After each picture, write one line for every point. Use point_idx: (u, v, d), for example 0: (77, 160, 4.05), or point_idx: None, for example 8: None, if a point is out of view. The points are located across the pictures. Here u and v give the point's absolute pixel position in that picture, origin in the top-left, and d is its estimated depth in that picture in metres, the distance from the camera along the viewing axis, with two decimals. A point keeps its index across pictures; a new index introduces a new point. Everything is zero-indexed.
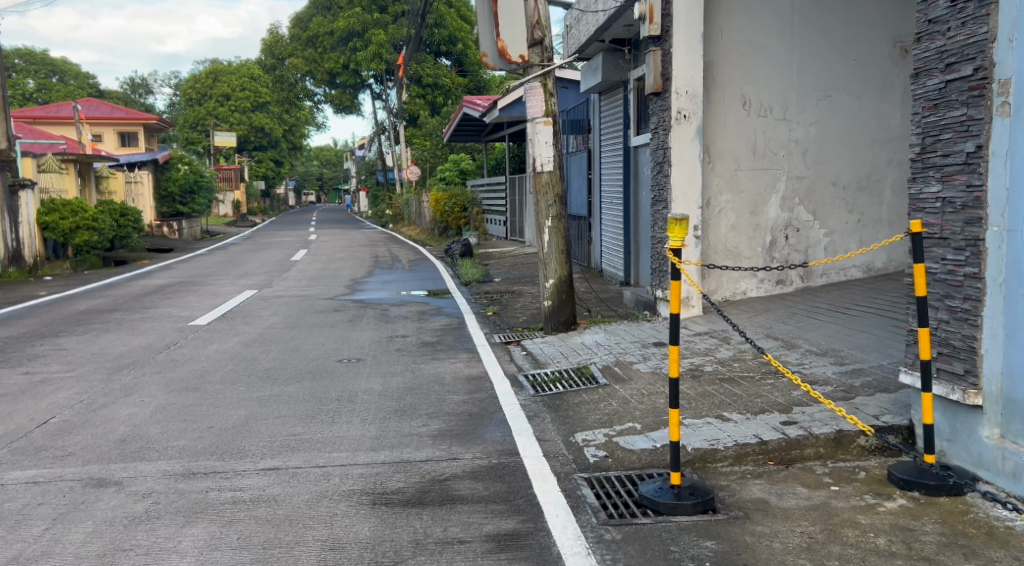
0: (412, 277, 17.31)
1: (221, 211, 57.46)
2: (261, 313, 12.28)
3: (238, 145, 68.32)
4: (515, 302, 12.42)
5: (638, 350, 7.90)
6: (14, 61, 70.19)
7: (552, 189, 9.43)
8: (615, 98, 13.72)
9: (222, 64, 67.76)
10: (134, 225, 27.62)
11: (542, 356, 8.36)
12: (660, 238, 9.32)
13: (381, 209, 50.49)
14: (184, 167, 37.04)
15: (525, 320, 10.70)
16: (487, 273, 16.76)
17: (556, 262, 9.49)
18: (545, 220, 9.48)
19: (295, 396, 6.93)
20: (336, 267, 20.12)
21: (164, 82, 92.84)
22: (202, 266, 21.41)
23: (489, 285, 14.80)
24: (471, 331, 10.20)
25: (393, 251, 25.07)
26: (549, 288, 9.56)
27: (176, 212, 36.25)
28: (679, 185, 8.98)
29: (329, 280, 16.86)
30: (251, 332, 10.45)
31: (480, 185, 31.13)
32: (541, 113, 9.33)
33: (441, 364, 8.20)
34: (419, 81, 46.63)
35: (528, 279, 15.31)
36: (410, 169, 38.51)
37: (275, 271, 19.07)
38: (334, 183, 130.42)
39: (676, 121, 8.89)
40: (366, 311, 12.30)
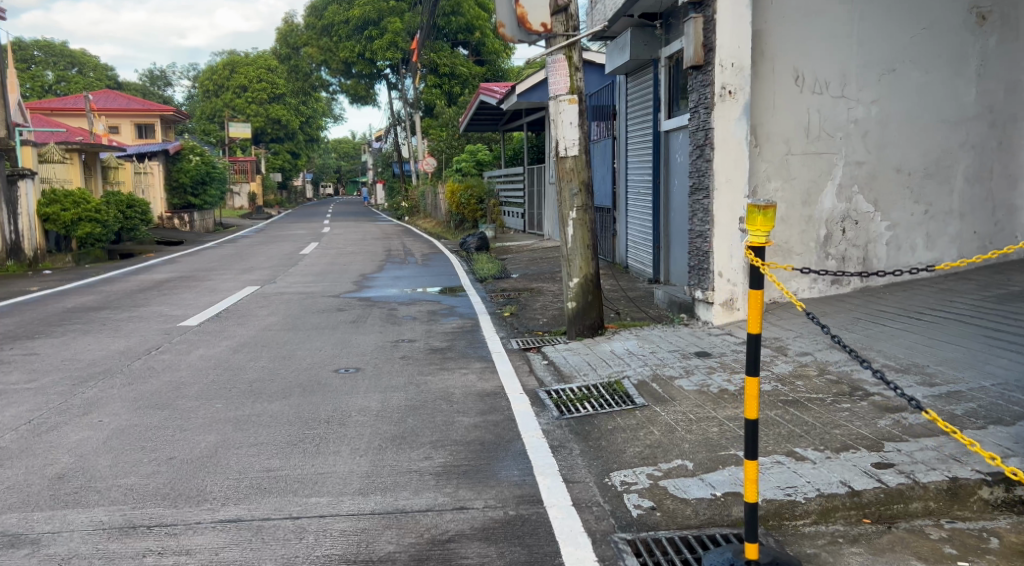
0: (424, 273, 16.25)
1: (236, 204, 56.73)
2: (258, 312, 11.29)
3: (254, 136, 67.64)
4: (534, 301, 11.35)
5: (678, 362, 6.82)
6: (33, 53, 69.83)
7: (577, 176, 8.35)
8: (644, 78, 12.65)
9: (238, 55, 67.05)
10: (141, 217, 26.75)
11: (565, 367, 7.29)
12: (700, 231, 8.23)
13: (397, 202, 49.59)
14: (196, 158, 36.17)
15: (546, 323, 9.63)
16: (503, 269, 15.68)
17: (582, 259, 8.43)
18: (569, 211, 8.41)
19: (279, 417, 5.91)
20: (345, 261, 19.11)
21: (181, 74, 92.46)
22: (207, 260, 20.46)
23: (505, 282, 13.71)
24: (485, 335, 9.14)
25: (406, 245, 24.05)
26: (573, 288, 8.49)
27: (188, 204, 35.39)
28: (722, 171, 7.90)
29: (337, 276, 15.84)
30: (243, 336, 9.46)
31: (497, 176, 30.11)
32: (565, 90, 8.24)
33: (450, 376, 7.16)
34: (436, 71, 45.61)
35: (549, 275, 14.24)
36: (427, 161, 37.52)
37: (282, 265, 18.09)
38: (352, 176, 129.80)
39: (720, 98, 7.82)
40: (372, 311, 11.27)
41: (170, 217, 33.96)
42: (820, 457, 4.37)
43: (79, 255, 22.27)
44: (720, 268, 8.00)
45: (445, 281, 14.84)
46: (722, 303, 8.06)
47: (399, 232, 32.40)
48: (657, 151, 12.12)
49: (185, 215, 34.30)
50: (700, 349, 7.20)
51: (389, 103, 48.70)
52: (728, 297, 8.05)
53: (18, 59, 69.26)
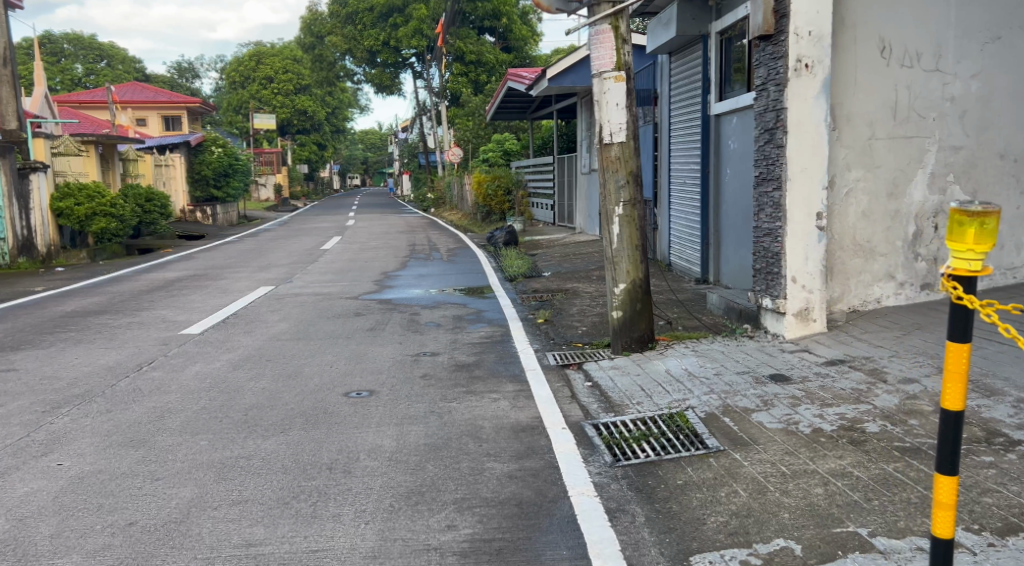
0: (449, 271, 15.20)
1: (262, 196, 56.06)
2: (269, 317, 10.28)
3: (280, 128, 67.01)
4: (570, 305, 10.22)
5: (751, 390, 5.71)
6: (61, 46, 69.74)
7: (624, 165, 7.25)
8: (690, 58, 11.56)
9: (264, 46, 66.43)
10: (162, 210, 25.92)
11: (613, 393, 6.19)
12: (769, 230, 7.08)
13: (422, 194, 48.62)
14: (218, 150, 35.34)
15: (586, 332, 8.48)
16: (534, 267, 14.58)
17: (629, 262, 7.30)
18: (614, 206, 7.29)
19: (271, 460, 4.88)
20: (367, 258, 18.10)
21: (208, 67, 92.34)
22: (224, 256, 19.57)
23: (537, 282, 12.61)
24: (517, 348, 8.03)
25: (432, 239, 23.03)
26: (619, 296, 7.37)
27: (211, 196, 34.58)
28: (797, 158, 6.79)
29: (357, 274, 14.82)
30: (249, 346, 8.46)
31: (526, 166, 29.00)
32: (610, 66, 7.15)
33: (479, 403, 6.09)
34: (462, 58, 44.57)
35: (584, 274, 13.14)
36: (452, 151, 36.50)
37: (300, 262, 17.10)
38: (379, 167, 129.30)
39: (796, 73, 6.69)
40: (393, 317, 10.21)
41: (192, 209, 33.17)
42: (980, 543, 3.35)
43: (95, 251, 21.42)
44: (794, 272, 6.88)
45: (472, 280, 13.76)
46: (795, 313, 6.93)
47: (424, 224, 31.41)
48: (707, 137, 11.05)
49: (207, 208, 33.52)
50: (774, 372, 6.08)
51: (415, 93, 47.73)
52: (802, 306, 6.93)
53: (47, 52, 69.20)
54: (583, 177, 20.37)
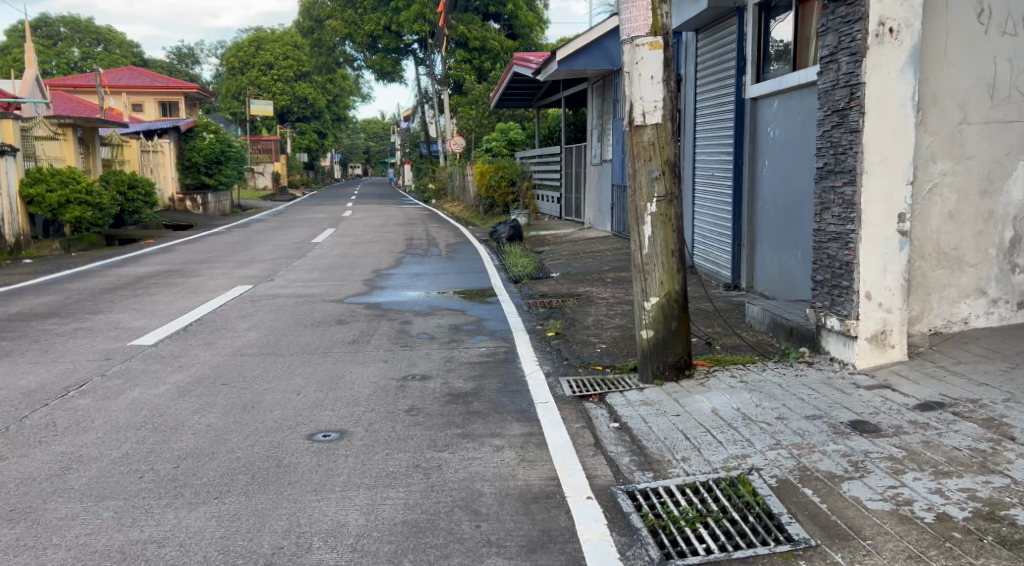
0: (448, 269, 13.88)
1: (260, 184, 54.70)
2: (238, 325, 8.96)
3: (279, 115, 65.67)
4: (584, 315, 8.89)
5: (831, 445, 4.37)
6: (59, 30, 68.44)
7: (659, 154, 5.95)
8: (721, 35, 10.27)
9: (264, 32, 65.02)
10: (146, 198, 24.52)
11: (648, 441, 4.87)
12: (837, 234, 5.77)
13: (423, 184, 47.32)
14: (209, 135, 33.90)
15: (606, 352, 7.16)
16: (540, 267, 13.26)
17: (664, 273, 6.01)
18: (647, 203, 5.99)
19: (190, 550, 3.58)
20: (360, 253, 16.78)
21: (209, 54, 91.10)
22: (207, 249, 18.25)
23: (544, 286, 11.30)
24: (524, 371, 6.71)
25: (432, 233, 21.71)
26: (650, 312, 6.05)
27: (202, 184, 33.19)
28: (876, 145, 5.46)
29: (346, 272, 13.50)
30: (206, 362, 7.14)
31: (531, 157, 27.65)
32: (644, 31, 5.86)
33: (477, 453, 4.77)
34: (465, 45, 43.23)
35: (597, 276, 11.82)
36: (454, 141, 35.17)
37: (287, 257, 15.78)
38: (381, 157, 127.92)
39: (878, 38, 5.35)
40: (380, 326, 8.89)
41: (182, 198, 31.80)
42: None
43: (70, 241, 20.08)
44: (869, 288, 5.56)
45: (471, 281, 12.43)
46: (870, 337, 5.60)
47: (424, 216, 30.14)
48: (740, 124, 9.79)
49: (199, 197, 31.93)
50: (855, 417, 4.76)
51: (417, 80, 46.42)
52: (878, 329, 5.60)
53: (43, 35, 67.83)
54: (593, 168, 19.02)
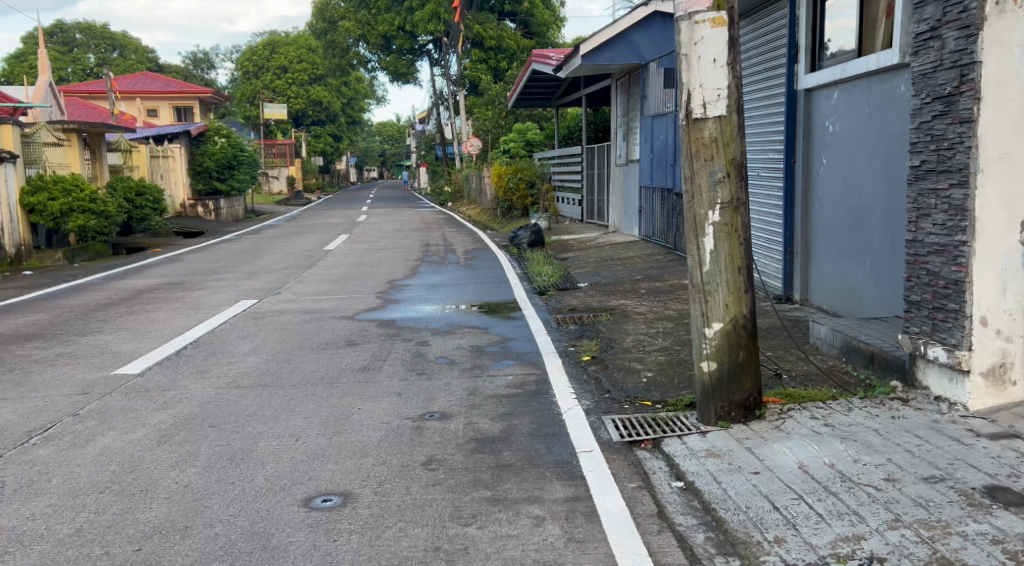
0: (466, 279, 12.96)
1: (275, 188, 54.00)
2: (237, 349, 8.05)
3: (294, 119, 65.01)
4: (621, 334, 7.94)
5: (972, 530, 3.46)
6: (75, 35, 67.98)
7: (722, 153, 4.99)
8: (767, 20, 9.33)
9: (279, 35, 64.38)
10: (153, 205, 23.81)
11: (726, 509, 3.94)
12: (942, 248, 4.81)
13: (439, 187, 46.48)
14: (222, 140, 32.91)
15: (653, 381, 6.21)
16: (567, 276, 12.31)
17: (730, 294, 5.05)
18: (709, 212, 5.03)
19: None
20: (374, 261, 15.86)
21: (225, 59, 90.84)
22: (215, 258, 17.39)
23: (572, 298, 10.34)
24: (559, 408, 5.77)
25: (449, 238, 20.81)
26: (713, 341, 5.08)
27: (214, 189, 32.41)
28: (994, 138, 4.53)
29: (358, 284, 12.58)
30: (195, 396, 6.23)
31: (550, 157, 26.70)
32: (705, 4, 4.90)
33: (514, 532, 3.82)
34: (480, 45, 42.39)
35: (629, 287, 10.86)
36: (470, 142, 34.31)
37: (296, 266, 14.87)
38: (396, 160, 127.43)
39: (996, 7, 4.43)
40: (394, 349, 7.95)
41: (193, 204, 31.19)
42: None
43: (73, 251, 19.25)
44: (985, 311, 4.62)
45: (493, 293, 11.48)
46: (985, 372, 4.66)
47: (441, 220, 29.26)
48: (791, 118, 8.83)
49: (211, 203, 31.30)
50: (988, 482, 3.83)
51: (431, 81, 45.60)
52: (996, 362, 4.67)
53: (59, 42, 67.44)
54: (618, 169, 18.06)
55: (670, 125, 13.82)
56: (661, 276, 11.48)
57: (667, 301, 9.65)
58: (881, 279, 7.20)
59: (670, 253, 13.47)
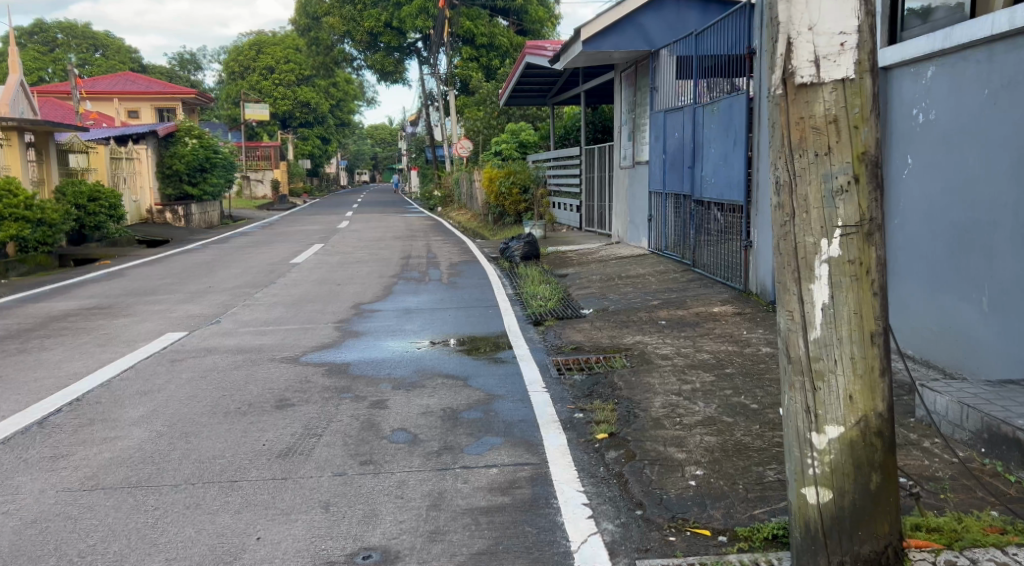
0: (445, 303, 10.90)
1: (259, 192, 51.85)
2: (125, 417, 6.00)
3: (281, 121, 62.94)
4: (645, 395, 5.87)
5: None
6: (55, 35, 65.67)
7: (848, 143, 2.95)
8: None
9: (266, 34, 62.32)
10: (108, 211, 21.77)
11: None
12: None
13: (428, 191, 44.47)
14: (193, 141, 30.62)
15: (705, 487, 4.14)
16: (566, 302, 10.32)
17: (855, 380, 3.00)
18: (825, 246, 2.98)
19: None
20: (343, 278, 13.79)
21: (212, 60, 88.92)
22: (165, 273, 15.35)
23: (575, 332, 8.30)
24: (569, 543, 3.70)
25: (432, 249, 18.78)
26: (829, 460, 3.03)
27: (185, 194, 30.20)
28: None
29: (317, 310, 10.53)
30: (13, 513, 4.22)
31: (545, 159, 24.67)
32: None
33: None
34: (471, 42, 40.49)
35: (646, 315, 8.83)
36: (460, 144, 32.32)
37: (251, 285, 12.81)
38: (389, 163, 125.50)
39: None
40: (337, 415, 5.90)
41: (160, 210, 29.19)
42: None
43: (8, 265, 17.17)
44: None
45: (477, 323, 9.44)
46: None
47: (428, 227, 27.27)
48: None
49: (180, 208, 28.96)
50: None
51: (420, 81, 43.66)
52: None
53: (39, 42, 65.12)
54: (623, 172, 16.05)
55: (686, 120, 11.78)
56: (681, 300, 9.45)
57: (695, 338, 7.60)
58: (1007, 322, 5.21)
59: (688, 271, 11.43)
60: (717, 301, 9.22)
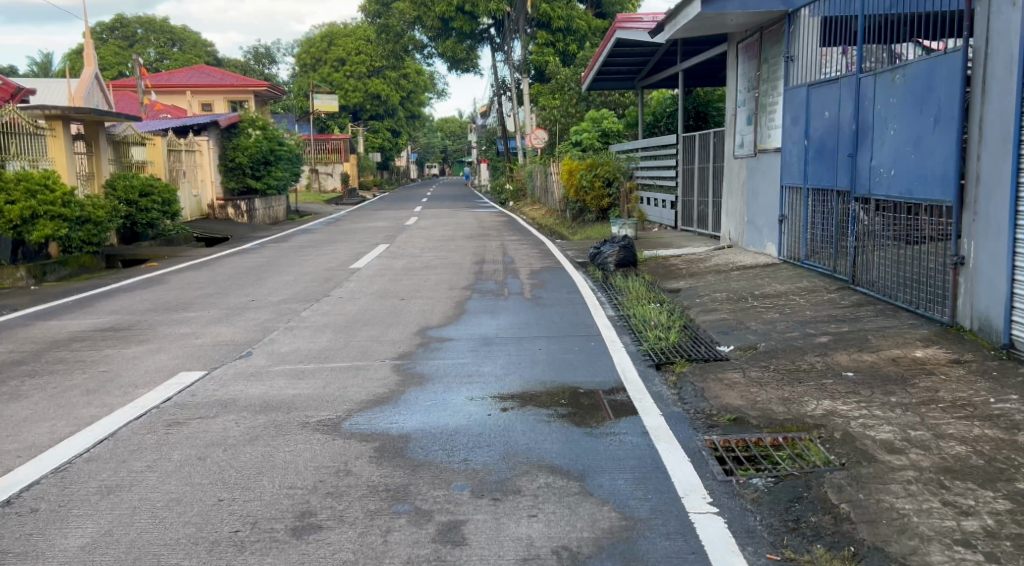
0: (533, 329, 8.57)
1: (329, 186, 50.23)
2: (59, 549, 3.76)
3: (351, 113, 61.42)
4: (905, 545, 3.48)
5: None
6: (134, 30, 65.23)
7: None
8: None
9: (337, 25, 60.75)
10: (162, 207, 19.54)
11: None
12: None
13: (500, 184, 42.25)
14: (257, 132, 28.77)
15: None
16: (693, 333, 7.91)
17: None
18: None
19: None
20: (408, 290, 11.57)
21: (286, 53, 88.27)
22: (208, 278, 13.32)
23: (727, 391, 5.89)
24: None
25: (511, 252, 16.51)
26: None
27: (248, 188, 28.47)
28: None
29: (374, 336, 8.33)
30: None
31: (632, 149, 22.13)
32: None
33: None
34: (547, 26, 38.14)
35: (821, 364, 6.41)
36: (535, 134, 29.94)
37: (300, 297, 10.68)
38: (459, 156, 123.84)
39: None
40: (389, 558, 3.62)
41: (222, 205, 27.22)
42: None
43: (44, 268, 15.26)
44: None
45: (580, 363, 7.10)
46: None
47: (502, 224, 25.06)
48: None
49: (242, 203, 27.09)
50: None
51: (494, 68, 41.46)
52: None
53: (119, 37, 64.85)
54: (739, 163, 13.58)
55: (847, 96, 9.30)
56: (862, 338, 7.01)
57: (918, 412, 5.12)
58: None
59: (846, 291, 8.98)
60: (912, 344, 6.71)
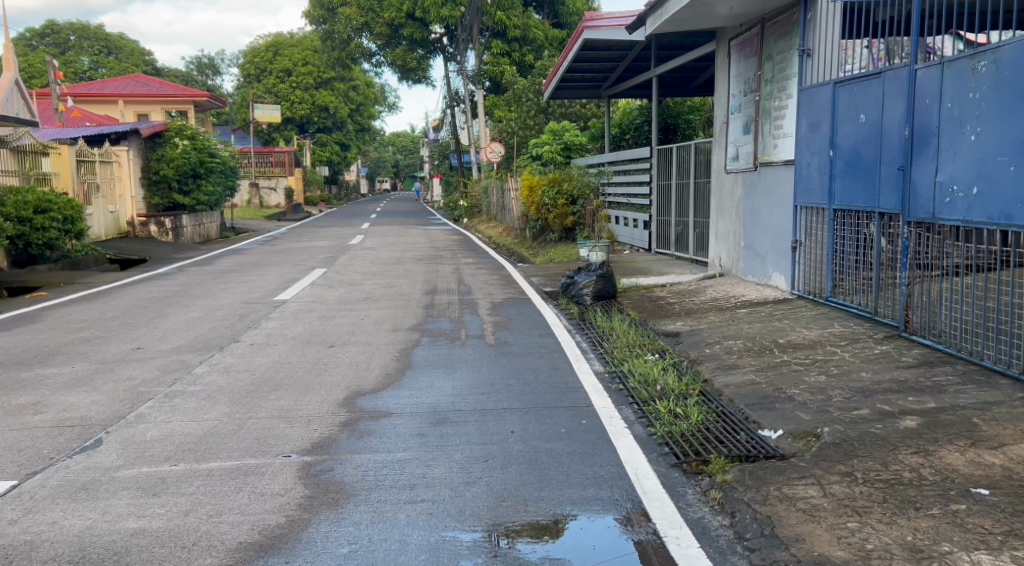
0: (501, 397, 6.39)
1: (272, 201, 47.44)
2: None
3: (297, 126, 58.64)
4: None
5: None
6: (66, 36, 61.69)
7: None
8: None
9: (282, 35, 58.01)
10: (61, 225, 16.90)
11: None
12: None
13: (452, 199, 40.00)
14: (184, 142, 26.04)
15: None
16: (716, 407, 5.81)
17: None
18: None
19: None
20: (340, 331, 9.34)
21: (229, 63, 85.05)
22: (95, 314, 10.88)
23: (814, 528, 3.80)
24: None
25: (466, 278, 14.34)
26: None
27: (174, 203, 25.90)
28: None
29: (279, 410, 6.07)
30: None
31: (598, 164, 20.14)
32: None
33: None
34: (503, 35, 36.17)
35: (930, 469, 4.37)
36: (491, 147, 27.82)
37: (198, 345, 8.36)
38: (410, 171, 121.28)
39: None
40: None
41: (144, 221, 24.57)
42: None
43: None
44: None
45: (571, 458, 4.96)
46: None
47: (455, 245, 22.86)
48: None
49: (167, 219, 24.53)
50: None
51: (445, 79, 39.27)
52: None
53: (50, 43, 61.19)
54: (732, 178, 11.64)
55: (895, 94, 7.35)
56: (964, 422, 5.00)
57: None
58: None
59: (900, 340, 6.99)
60: None
